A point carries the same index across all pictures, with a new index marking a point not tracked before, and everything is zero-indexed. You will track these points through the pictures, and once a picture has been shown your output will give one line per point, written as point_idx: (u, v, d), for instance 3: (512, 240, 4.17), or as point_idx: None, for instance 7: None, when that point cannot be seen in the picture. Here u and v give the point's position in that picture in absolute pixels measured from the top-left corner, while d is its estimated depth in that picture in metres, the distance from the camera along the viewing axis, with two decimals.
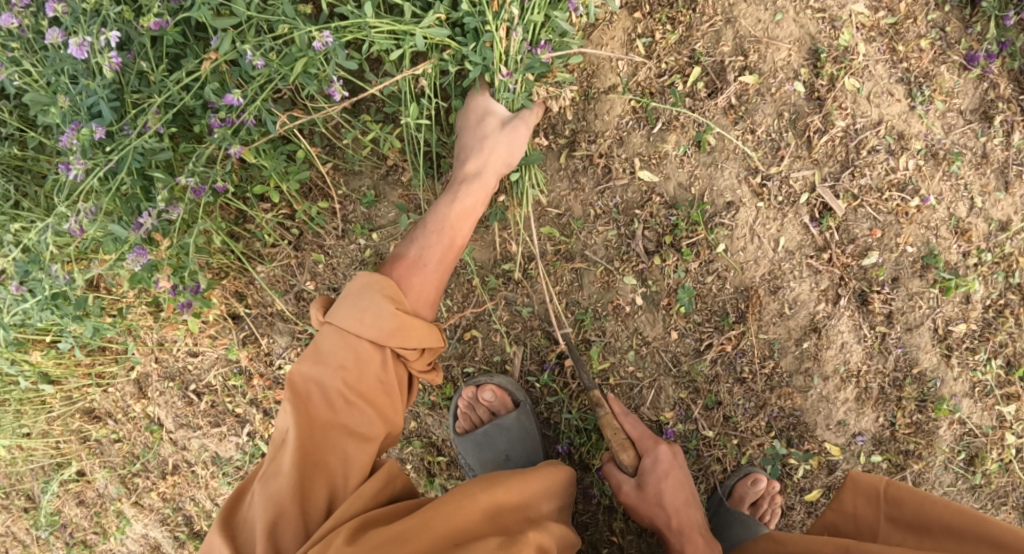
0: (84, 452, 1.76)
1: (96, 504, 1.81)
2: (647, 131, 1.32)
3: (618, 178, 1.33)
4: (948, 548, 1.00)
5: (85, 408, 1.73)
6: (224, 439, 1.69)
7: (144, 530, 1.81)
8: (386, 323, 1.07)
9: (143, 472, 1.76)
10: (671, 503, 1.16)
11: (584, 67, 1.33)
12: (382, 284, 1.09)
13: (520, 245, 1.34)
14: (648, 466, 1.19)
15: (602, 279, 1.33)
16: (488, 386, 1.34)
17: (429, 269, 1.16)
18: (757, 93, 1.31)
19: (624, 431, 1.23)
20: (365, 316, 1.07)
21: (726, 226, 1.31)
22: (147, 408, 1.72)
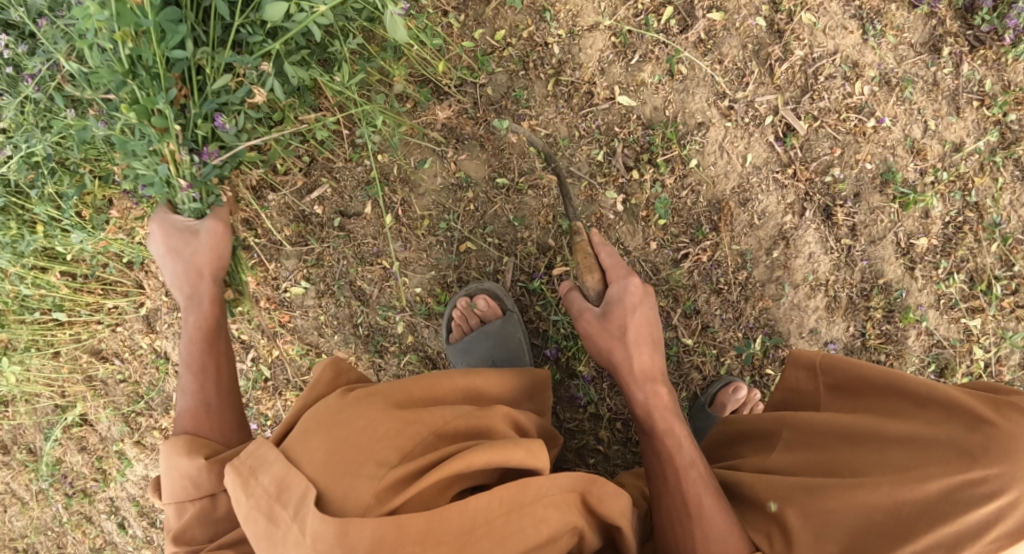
0: (89, 392, 1.79)
1: (98, 450, 1.82)
2: (626, 63, 1.49)
3: (599, 103, 1.48)
4: (876, 407, 1.06)
5: (93, 348, 1.77)
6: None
7: (144, 472, 1.82)
8: (202, 474, 1.12)
9: (147, 410, 1.79)
10: (633, 338, 1.18)
11: (568, 8, 1.51)
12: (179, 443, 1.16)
13: (511, 162, 1.49)
14: (615, 295, 1.20)
15: (585, 193, 1.47)
16: (479, 296, 1.45)
17: (207, 402, 1.24)
18: (724, 28, 1.46)
19: (597, 258, 1.25)
20: (194, 477, 1.12)
21: (698, 143, 1.44)
22: (155, 342, 1.77)
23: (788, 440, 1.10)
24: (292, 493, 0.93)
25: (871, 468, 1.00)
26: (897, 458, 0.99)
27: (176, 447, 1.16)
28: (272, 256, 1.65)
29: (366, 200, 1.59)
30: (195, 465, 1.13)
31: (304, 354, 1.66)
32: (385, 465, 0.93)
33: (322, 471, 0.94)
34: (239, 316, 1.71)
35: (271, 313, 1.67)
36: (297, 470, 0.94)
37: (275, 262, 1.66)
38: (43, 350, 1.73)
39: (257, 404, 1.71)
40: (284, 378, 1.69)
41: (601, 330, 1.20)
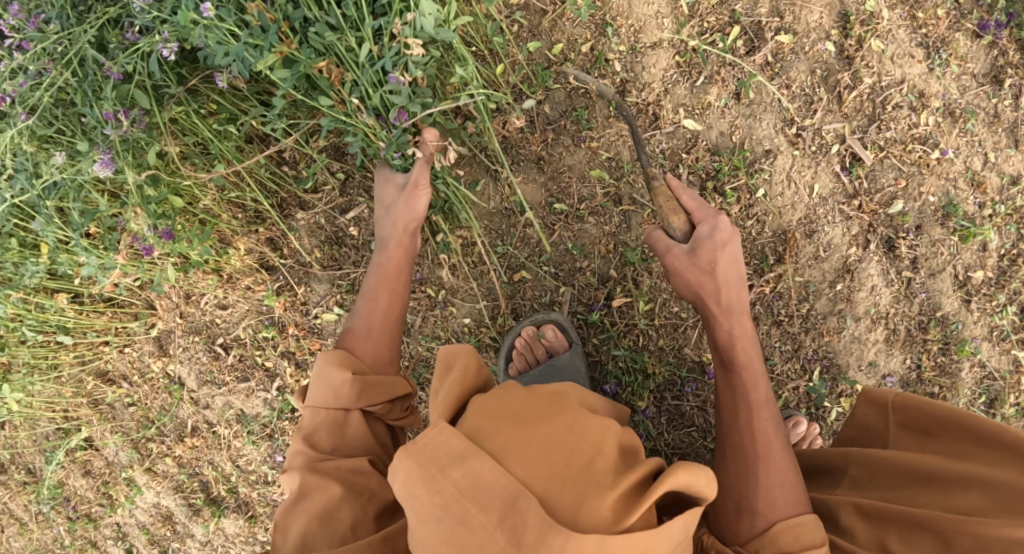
0: (96, 416, 1.76)
1: (104, 474, 1.81)
2: (691, 84, 1.42)
3: (664, 126, 1.42)
4: (946, 446, 1.03)
5: (99, 370, 1.73)
6: (252, 396, 1.66)
7: (155, 499, 1.79)
8: (344, 388, 1.16)
9: (159, 436, 1.75)
10: (723, 276, 1.10)
11: (631, 23, 1.43)
12: (334, 356, 1.19)
13: (571, 187, 1.42)
14: (705, 233, 1.12)
15: (649, 221, 1.41)
16: (547, 327, 1.39)
17: (375, 335, 1.26)
18: (792, 51, 1.41)
19: (681, 201, 1.15)
20: (336, 388, 1.16)
21: (766, 172, 1.40)
22: (168, 366, 1.70)
23: (856, 476, 1.07)
24: (489, 493, 0.84)
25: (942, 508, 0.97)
26: (974, 499, 0.96)
27: (329, 359, 1.20)
28: (302, 279, 1.58)
29: None
30: (340, 377, 1.17)
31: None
32: (608, 473, 0.86)
33: (518, 461, 0.85)
34: (264, 342, 1.62)
35: (300, 340, 1.60)
36: (495, 468, 0.85)
37: (305, 286, 1.59)
38: (46, 375, 1.67)
39: (283, 434, 1.65)
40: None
41: (690, 269, 1.11)
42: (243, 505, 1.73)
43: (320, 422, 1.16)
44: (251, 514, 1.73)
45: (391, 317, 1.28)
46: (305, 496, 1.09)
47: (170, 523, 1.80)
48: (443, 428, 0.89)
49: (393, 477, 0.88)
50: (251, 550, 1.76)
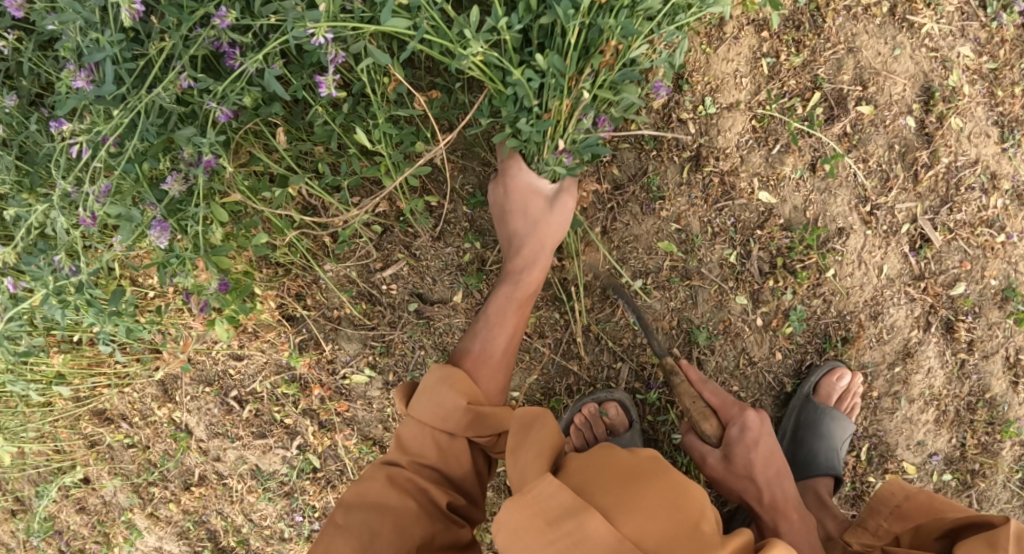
0: (93, 457, 1.81)
1: (99, 511, 1.84)
2: (767, 152, 1.35)
3: (737, 198, 1.34)
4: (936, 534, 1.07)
5: (97, 410, 1.78)
6: (269, 452, 1.66)
7: (158, 543, 1.82)
8: (459, 414, 1.11)
9: (162, 482, 1.79)
10: (761, 475, 1.14)
11: (708, 81, 1.34)
12: (451, 376, 1.14)
13: (635, 257, 1.34)
14: (736, 435, 1.17)
15: (715, 297, 1.35)
16: (609, 404, 1.34)
17: (495, 361, 1.21)
18: (872, 123, 1.34)
19: (704, 400, 1.22)
20: (448, 412, 1.11)
21: (837, 252, 1.36)
22: (173, 413, 1.75)
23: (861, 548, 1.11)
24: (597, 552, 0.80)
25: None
26: None
27: (448, 375, 1.14)
28: (329, 336, 1.53)
29: (456, 288, 1.47)
30: (455, 403, 1.11)
31: (365, 449, 1.57)
32: (715, 532, 0.81)
33: (630, 521, 0.81)
34: (281, 396, 1.62)
35: (325, 401, 1.58)
36: (605, 525, 0.80)
37: (333, 343, 1.55)
38: (42, 419, 1.71)
39: (302, 494, 1.65)
40: (336, 469, 1.61)
41: (729, 476, 1.16)
42: None
43: (424, 449, 1.12)
44: None
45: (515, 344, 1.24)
46: (382, 498, 1.08)
47: None
48: (552, 478, 0.86)
49: (502, 530, 0.86)
50: None
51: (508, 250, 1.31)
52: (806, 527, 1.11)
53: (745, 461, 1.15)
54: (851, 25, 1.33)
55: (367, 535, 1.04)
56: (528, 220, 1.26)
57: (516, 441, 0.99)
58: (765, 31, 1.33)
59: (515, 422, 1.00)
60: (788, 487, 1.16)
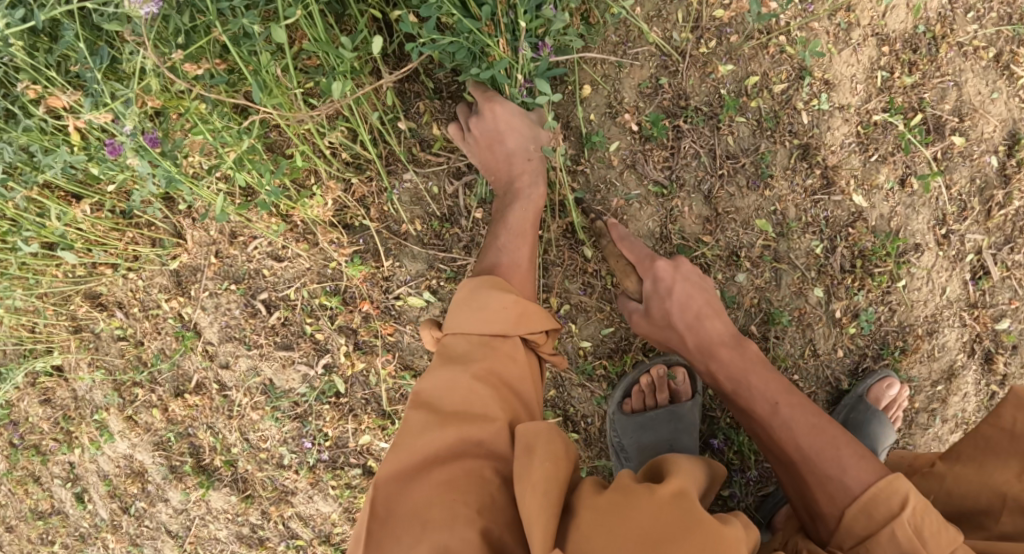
0: (75, 343, 1.64)
1: (67, 406, 1.67)
2: (865, 158, 1.41)
3: (835, 194, 1.40)
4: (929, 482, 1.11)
5: (92, 293, 1.62)
6: (290, 367, 1.54)
7: (129, 451, 1.66)
8: (507, 311, 1.13)
9: (149, 384, 1.64)
10: (681, 322, 1.21)
11: (826, 79, 1.39)
12: (490, 282, 1.16)
13: (732, 229, 1.38)
14: (649, 289, 1.24)
15: (796, 284, 1.40)
16: (678, 369, 1.36)
17: (524, 268, 1.24)
18: (960, 154, 1.42)
19: (625, 257, 1.28)
20: (495, 312, 1.13)
21: (911, 265, 1.42)
22: (183, 308, 1.60)
23: None
24: None
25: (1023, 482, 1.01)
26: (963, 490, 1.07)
27: (486, 283, 1.18)
28: (393, 253, 1.47)
29: None
30: (502, 302, 1.13)
31: (404, 379, 1.50)
32: None
33: None
34: (316, 308, 1.52)
35: (369, 320, 1.50)
36: None
37: (393, 260, 1.48)
38: (29, 290, 1.55)
39: (316, 419, 1.54)
40: (362, 397, 1.52)
41: (649, 323, 1.24)
42: (240, 481, 1.62)
43: (474, 355, 1.11)
44: (247, 493, 1.61)
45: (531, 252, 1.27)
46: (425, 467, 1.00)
47: (141, 480, 1.66)
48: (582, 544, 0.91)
49: None
50: (236, 530, 1.64)
51: (494, 176, 1.33)
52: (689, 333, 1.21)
53: (663, 311, 1.23)
54: (960, 60, 1.41)
55: (420, 515, 0.96)
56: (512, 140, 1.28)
57: (522, 461, 1.00)
58: (886, 46, 1.40)
59: (517, 444, 1.02)
60: (670, 306, 1.22)
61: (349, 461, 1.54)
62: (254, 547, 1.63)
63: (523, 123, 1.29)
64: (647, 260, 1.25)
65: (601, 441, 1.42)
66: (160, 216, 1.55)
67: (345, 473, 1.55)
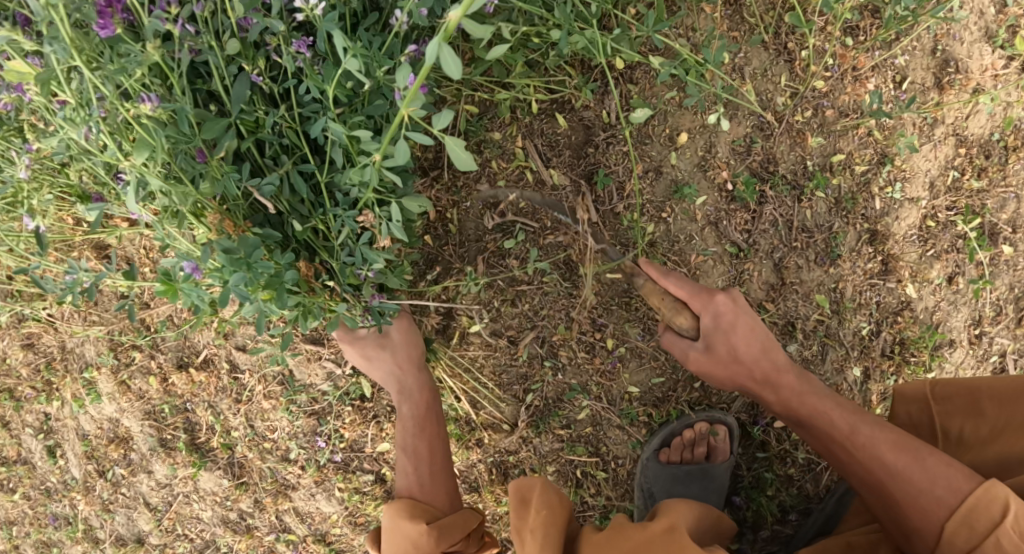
0: (72, 294, 1.50)
1: (53, 354, 1.54)
2: (923, 251, 1.45)
3: (890, 280, 1.43)
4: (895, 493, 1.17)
5: (102, 244, 1.49)
6: (314, 361, 1.46)
7: (115, 415, 1.54)
8: (426, 538, 1.15)
9: (150, 350, 1.51)
10: (744, 355, 1.17)
11: (904, 169, 1.42)
12: (400, 509, 1.20)
13: (790, 301, 1.39)
14: (710, 325, 1.16)
15: (839, 361, 1.42)
16: (721, 428, 1.37)
17: (428, 468, 1.26)
18: (1006, 263, 1.48)
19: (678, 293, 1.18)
20: (415, 540, 1.16)
21: (944, 358, 1.47)
22: (203, 280, 1.49)
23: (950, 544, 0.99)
24: None
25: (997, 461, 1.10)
26: None
27: (398, 512, 1.20)
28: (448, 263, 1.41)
29: None
30: (418, 528, 1.16)
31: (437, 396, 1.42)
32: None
33: None
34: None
35: None
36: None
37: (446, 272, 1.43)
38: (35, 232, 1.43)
39: (334, 419, 1.47)
40: (387, 404, 1.47)
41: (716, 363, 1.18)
42: (235, 466, 1.53)
43: None
44: (242, 479, 1.53)
45: (434, 459, 1.27)
46: None
47: (125, 447, 1.55)
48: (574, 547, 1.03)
49: None
50: (223, 514, 1.55)
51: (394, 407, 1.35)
52: (801, 388, 1.17)
53: (728, 348, 1.17)
54: None
55: None
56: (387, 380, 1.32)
57: (519, 516, 1.11)
58: (963, 147, 1.45)
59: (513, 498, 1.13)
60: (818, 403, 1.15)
61: (359, 466, 1.48)
62: (239, 534, 1.55)
63: (408, 332, 1.34)
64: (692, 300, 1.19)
65: (627, 483, 1.42)
66: None
67: (355, 477, 1.49)
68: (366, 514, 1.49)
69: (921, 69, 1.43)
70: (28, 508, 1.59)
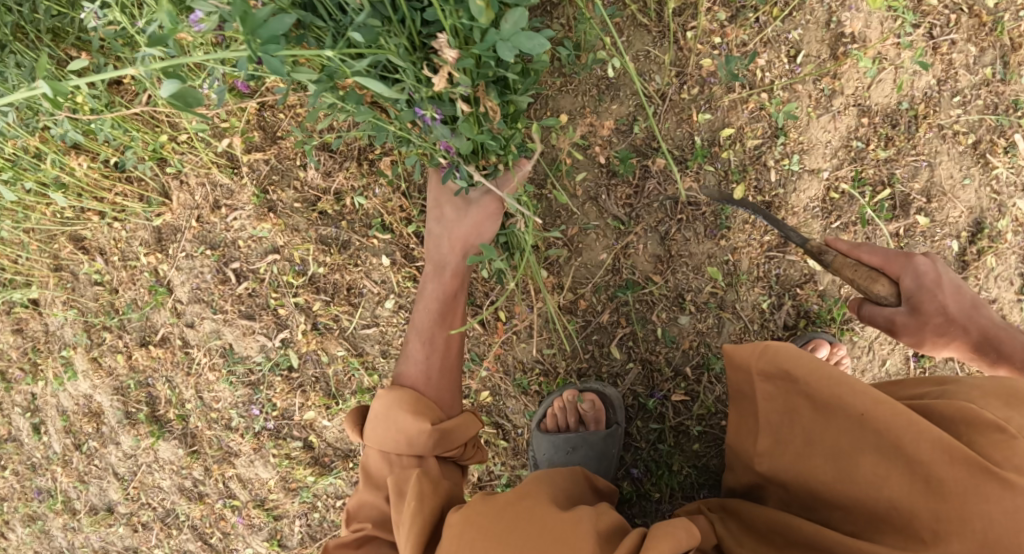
0: (53, 281, 1.68)
1: (38, 338, 1.70)
2: (826, 224, 1.44)
3: (791, 253, 1.41)
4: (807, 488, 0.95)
5: (77, 235, 1.66)
6: (249, 335, 1.60)
7: (89, 391, 1.69)
8: (421, 436, 1.20)
9: (119, 330, 1.67)
10: (949, 311, 1.14)
11: (801, 141, 1.43)
12: (402, 401, 1.23)
13: (679, 273, 1.39)
14: (911, 285, 1.14)
15: (737, 334, 1.41)
16: (588, 395, 1.38)
17: (433, 373, 1.28)
18: (922, 234, 1.47)
19: (870, 260, 1.16)
20: (409, 435, 1.20)
21: (854, 332, 1.44)
22: (159, 265, 1.65)
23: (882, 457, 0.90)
24: None
25: (829, 460, 0.93)
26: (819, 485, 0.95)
27: (402, 400, 1.23)
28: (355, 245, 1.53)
29: None
30: (418, 426, 1.19)
31: (353, 365, 1.56)
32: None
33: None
34: (282, 284, 1.58)
35: (323, 306, 1.56)
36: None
37: None
38: (16, 224, 1.61)
39: (267, 389, 1.60)
40: (312, 375, 1.58)
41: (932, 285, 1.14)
42: (189, 436, 1.67)
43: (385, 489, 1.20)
44: (194, 448, 1.67)
45: (441, 357, 1.30)
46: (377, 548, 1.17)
47: (97, 422, 1.69)
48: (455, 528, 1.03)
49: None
50: (179, 482, 1.68)
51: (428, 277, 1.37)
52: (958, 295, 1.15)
53: (938, 304, 1.14)
54: (938, 141, 1.46)
55: None
56: (454, 214, 1.33)
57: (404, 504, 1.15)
58: (866, 117, 1.44)
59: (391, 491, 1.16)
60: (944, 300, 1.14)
61: (291, 433, 1.61)
62: (193, 501, 1.68)
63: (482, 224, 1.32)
64: (896, 256, 1.17)
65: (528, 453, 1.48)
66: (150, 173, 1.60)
67: (286, 444, 1.61)
68: (297, 478, 1.61)
69: (816, 41, 1.43)
70: (17, 482, 1.74)
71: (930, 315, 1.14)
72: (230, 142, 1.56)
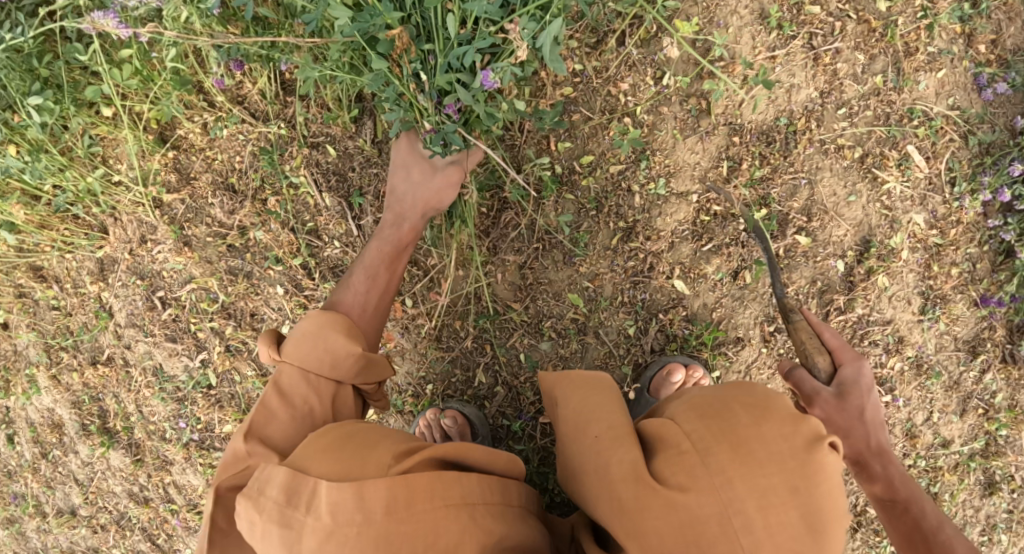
0: (17, 306, 1.83)
1: (7, 358, 1.88)
2: (696, 247, 1.40)
3: (652, 279, 1.41)
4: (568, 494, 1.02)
5: (34, 266, 1.80)
6: (175, 355, 1.75)
7: (50, 405, 1.87)
8: (348, 361, 1.20)
9: (73, 350, 1.84)
10: (870, 420, 1.16)
11: (667, 164, 1.40)
12: (335, 326, 1.22)
13: (541, 300, 1.42)
14: (850, 376, 1.17)
15: (601, 358, 1.43)
16: (450, 411, 1.42)
17: (368, 313, 1.30)
18: (803, 254, 1.42)
19: (827, 338, 1.20)
20: (336, 358, 1.20)
21: (726, 357, 1.42)
22: (101, 292, 1.80)
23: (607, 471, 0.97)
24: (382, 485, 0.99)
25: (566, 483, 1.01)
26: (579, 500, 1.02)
27: (336, 325, 1.22)
28: (258, 273, 1.67)
29: None
30: (347, 349, 1.20)
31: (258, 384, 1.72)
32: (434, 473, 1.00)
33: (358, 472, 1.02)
34: (201, 310, 1.72)
35: (234, 329, 1.71)
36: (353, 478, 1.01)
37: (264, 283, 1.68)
38: None
39: (192, 404, 1.76)
40: (229, 392, 1.74)
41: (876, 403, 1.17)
42: (134, 446, 1.83)
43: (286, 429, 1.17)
44: (138, 457, 1.83)
45: (381, 298, 1.32)
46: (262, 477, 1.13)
47: (59, 432, 1.88)
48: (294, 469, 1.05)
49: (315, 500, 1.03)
50: (128, 488, 1.85)
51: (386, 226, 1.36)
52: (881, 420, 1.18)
53: (859, 405, 1.16)
54: (820, 157, 1.41)
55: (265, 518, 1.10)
56: (420, 175, 1.32)
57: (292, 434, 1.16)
58: (737, 136, 1.40)
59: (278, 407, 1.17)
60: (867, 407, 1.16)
61: (214, 444, 1.77)
62: (139, 505, 1.85)
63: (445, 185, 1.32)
64: (850, 352, 1.21)
65: None
66: (87, 211, 1.73)
67: (211, 454, 1.78)
68: None
69: (684, 61, 1.39)
70: None
71: (847, 408, 1.16)
72: (149, 180, 1.68)
